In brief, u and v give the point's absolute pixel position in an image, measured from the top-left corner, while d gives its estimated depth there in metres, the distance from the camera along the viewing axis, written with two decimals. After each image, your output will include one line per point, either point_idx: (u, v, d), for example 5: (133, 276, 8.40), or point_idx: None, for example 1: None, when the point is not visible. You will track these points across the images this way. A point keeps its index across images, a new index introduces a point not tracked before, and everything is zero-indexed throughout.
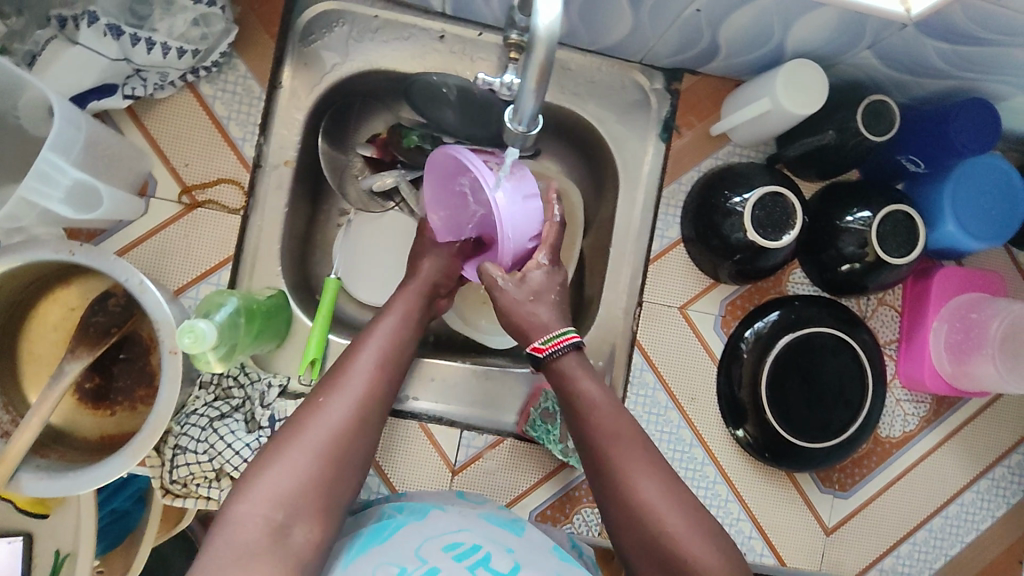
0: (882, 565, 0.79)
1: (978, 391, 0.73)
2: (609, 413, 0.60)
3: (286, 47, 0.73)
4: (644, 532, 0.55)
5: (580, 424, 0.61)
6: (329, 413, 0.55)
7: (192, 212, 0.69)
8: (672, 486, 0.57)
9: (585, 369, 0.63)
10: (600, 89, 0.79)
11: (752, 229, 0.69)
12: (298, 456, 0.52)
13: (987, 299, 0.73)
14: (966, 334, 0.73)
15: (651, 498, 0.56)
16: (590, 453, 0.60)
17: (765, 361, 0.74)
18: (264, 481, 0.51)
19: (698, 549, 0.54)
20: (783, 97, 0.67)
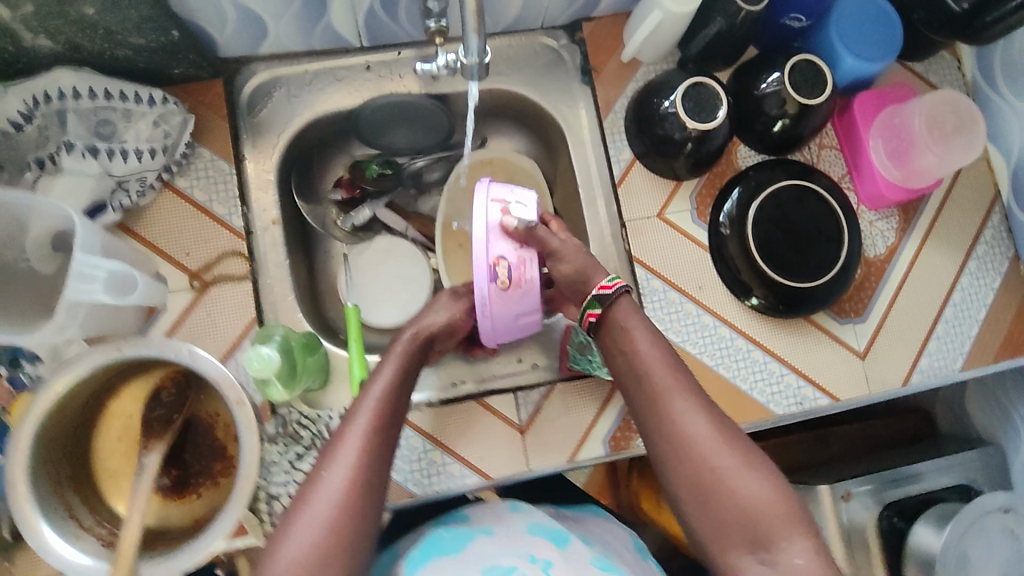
0: (921, 367, 0.86)
1: (931, 181, 0.83)
2: (660, 365, 0.64)
3: (239, 123, 0.79)
4: (696, 468, 0.59)
5: (640, 384, 0.65)
6: (335, 471, 0.57)
7: (207, 291, 0.74)
8: (724, 433, 0.60)
9: (639, 316, 0.68)
10: (518, 63, 0.88)
11: (689, 121, 0.77)
12: (314, 512, 0.55)
13: (902, 104, 0.83)
14: (901, 139, 0.82)
15: (707, 447, 0.59)
16: (645, 403, 0.65)
17: (747, 230, 0.81)
18: (302, 519, 0.55)
19: (758, 502, 0.57)
20: (667, 3, 0.77)
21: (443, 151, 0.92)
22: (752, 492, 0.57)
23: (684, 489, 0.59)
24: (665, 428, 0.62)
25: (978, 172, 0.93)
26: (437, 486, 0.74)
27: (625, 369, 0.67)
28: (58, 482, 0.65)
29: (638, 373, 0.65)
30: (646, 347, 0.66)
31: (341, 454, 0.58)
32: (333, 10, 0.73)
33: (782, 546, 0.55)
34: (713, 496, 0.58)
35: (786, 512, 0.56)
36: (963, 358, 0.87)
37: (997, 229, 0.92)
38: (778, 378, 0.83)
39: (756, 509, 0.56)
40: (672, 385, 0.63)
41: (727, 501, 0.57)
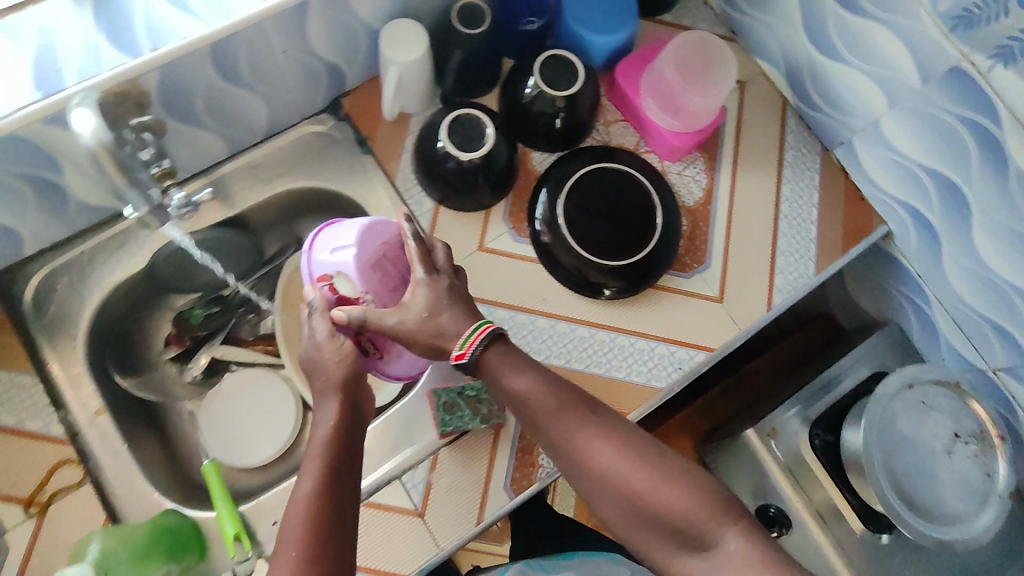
0: (779, 288, 0.87)
1: (710, 117, 0.85)
2: (551, 404, 0.63)
3: (27, 330, 0.76)
4: (616, 488, 0.59)
5: (535, 423, 0.64)
6: None
7: (46, 512, 0.69)
8: (628, 447, 0.60)
9: (512, 366, 0.65)
10: (294, 160, 0.86)
11: (461, 154, 0.78)
12: None
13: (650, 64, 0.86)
14: (664, 92, 0.84)
15: (619, 469, 0.59)
16: (553, 443, 0.63)
17: (563, 231, 0.82)
18: None
19: (683, 508, 0.57)
20: (394, 56, 0.77)
21: (263, 267, 0.90)
22: (675, 501, 0.57)
23: (612, 512, 0.59)
24: (580, 467, 0.61)
25: (761, 89, 0.96)
26: None
27: (522, 415, 0.65)
28: None
29: (529, 413, 0.64)
30: (529, 390, 0.63)
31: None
32: (74, 186, 0.71)
33: (715, 544, 0.56)
34: (638, 514, 0.58)
35: (712, 508, 0.57)
36: (814, 262, 0.89)
37: (797, 132, 0.95)
38: (651, 354, 0.83)
39: (679, 515, 0.57)
40: (581, 423, 0.62)
41: (650, 515, 0.58)
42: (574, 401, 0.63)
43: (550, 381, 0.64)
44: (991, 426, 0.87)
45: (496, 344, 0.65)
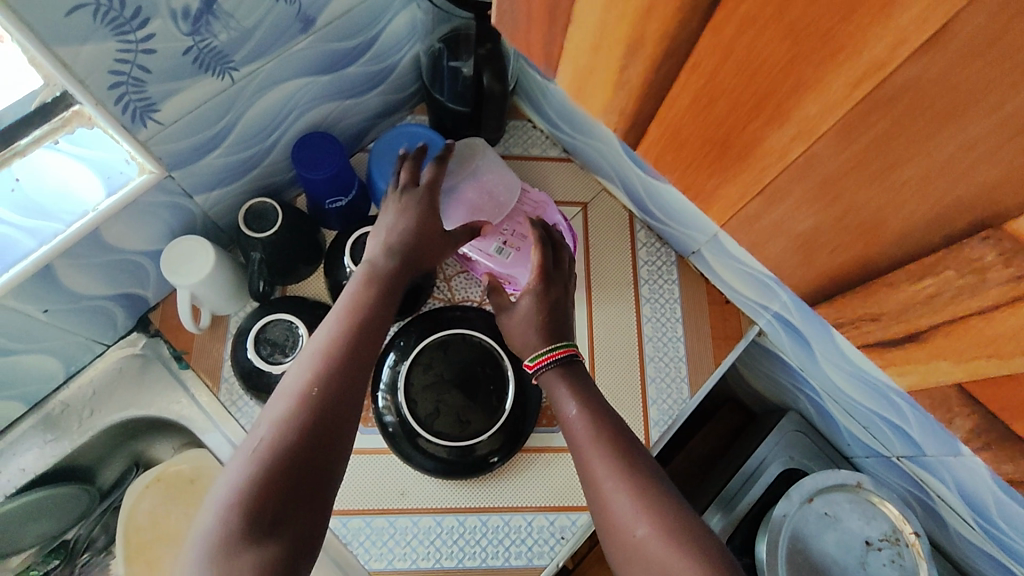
0: (654, 420, 0.83)
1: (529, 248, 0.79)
2: (586, 437, 0.63)
3: None
4: (625, 552, 0.57)
5: (577, 449, 0.64)
6: (284, 386, 0.54)
7: None
8: (645, 492, 0.58)
9: (572, 379, 0.68)
10: (112, 388, 0.80)
11: (273, 367, 0.74)
12: (270, 408, 0.53)
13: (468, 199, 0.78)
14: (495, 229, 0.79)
15: (625, 517, 0.57)
16: (585, 479, 0.62)
17: (410, 415, 0.76)
18: (253, 432, 0.52)
19: (677, 563, 0.54)
20: (184, 279, 0.71)
21: (104, 494, 0.85)
22: (668, 557, 0.54)
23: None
24: (604, 522, 0.59)
25: (604, 206, 0.93)
26: None
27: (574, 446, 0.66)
28: None
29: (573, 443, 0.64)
30: (581, 418, 0.65)
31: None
32: None
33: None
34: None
35: None
36: (687, 383, 0.85)
37: (649, 244, 0.91)
38: (530, 529, 0.77)
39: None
40: (591, 448, 0.62)
41: None
42: (614, 437, 0.63)
43: (607, 411, 0.66)
44: (904, 522, 0.81)
45: (554, 369, 0.70)
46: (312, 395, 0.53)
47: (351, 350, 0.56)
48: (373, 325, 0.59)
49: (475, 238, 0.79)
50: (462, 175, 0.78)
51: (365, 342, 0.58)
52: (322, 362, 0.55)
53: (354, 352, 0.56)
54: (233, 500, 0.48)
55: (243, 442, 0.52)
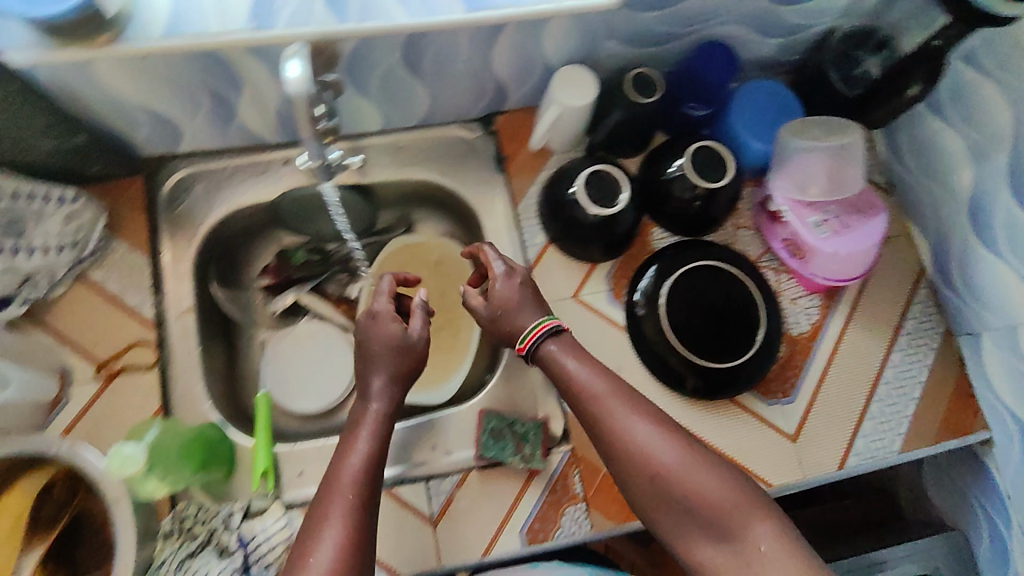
0: (856, 449, 0.84)
1: (838, 237, 0.80)
2: (601, 390, 0.69)
3: (157, 218, 0.81)
4: (647, 487, 0.64)
5: (571, 397, 0.70)
6: (343, 469, 0.65)
7: (111, 381, 0.74)
8: (660, 432, 0.65)
9: (571, 349, 0.72)
10: (435, 153, 0.90)
11: (591, 207, 0.79)
12: (342, 489, 0.63)
13: (819, 168, 0.81)
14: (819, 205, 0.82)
15: (646, 448, 0.64)
16: (590, 424, 0.68)
17: (661, 313, 0.82)
18: (319, 518, 0.61)
19: (702, 492, 0.62)
20: (562, 98, 0.78)
21: (371, 234, 0.94)
22: (703, 483, 0.63)
23: (662, 521, 0.64)
24: (612, 451, 0.66)
25: (901, 250, 0.93)
26: None
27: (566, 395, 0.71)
28: None
29: (566, 392, 0.70)
30: (580, 369, 0.70)
31: (327, 526, 0.60)
32: (242, 112, 0.76)
33: (742, 534, 0.61)
34: (669, 506, 0.64)
35: (734, 498, 0.62)
36: (901, 439, 0.84)
37: (925, 305, 0.91)
38: None
39: (706, 501, 0.62)
40: (602, 393, 0.68)
41: (690, 509, 0.63)
42: (610, 383, 0.69)
43: (596, 376, 0.70)
44: None
45: (551, 334, 0.72)
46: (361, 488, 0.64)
47: (373, 469, 0.66)
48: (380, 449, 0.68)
49: (800, 206, 0.82)
50: (816, 147, 0.81)
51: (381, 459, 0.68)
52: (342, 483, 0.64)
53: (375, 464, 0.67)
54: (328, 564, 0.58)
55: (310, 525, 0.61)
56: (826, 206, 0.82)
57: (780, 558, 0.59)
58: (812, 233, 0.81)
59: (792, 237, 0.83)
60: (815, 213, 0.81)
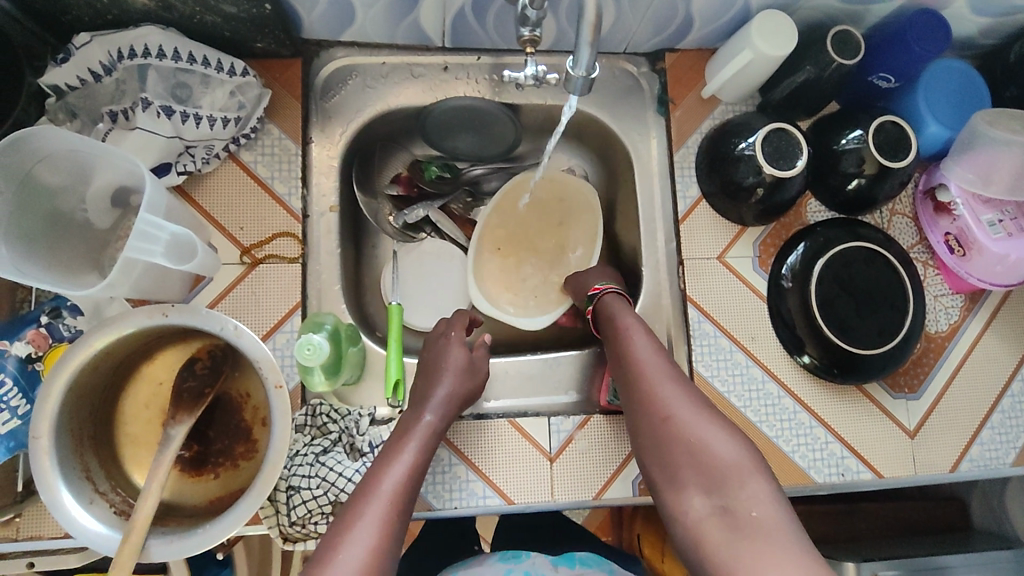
0: (970, 455, 0.82)
1: (1014, 241, 0.78)
2: (651, 355, 0.67)
3: (310, 106, 0.78)
4: (660, 436, 0.63)
5: (614, 352, 0.70)
6: (384, 483, 0.59)
7: (256, 268, 0.73)
8: (684, 394, 0.64)
9: (628, 309, 0.73)
10: (595, 84, 0.85)
11: (765, 166, 0.75)
12: (365, 512, 0.57)
13: (1012, 165, 0.77)
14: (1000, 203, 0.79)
15: (667, 399, 0.64)
16: (630, 377, 0.67)
17: (810, 288, 0.79)
18: (349, 525, 0.56)
19: (708, 448, 0.60)
20: (760, 45, 0.74)
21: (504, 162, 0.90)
22: (716, 443, 0.60)
23: (661, 470, 0.62)
24: (637, 404, 0.66)
25: None
26: (458, 502, 0.72)
27: (612, 350, 0.71)
28: (79, 439, 0.62)
29: (616, 344, 0.70)
30: (633, 326, 0.70)
31: (355, 535, 0.55)
32: (423, 7, 0.72)
33: (732, 492, 0.57)
34: (674, 455, 0.61)
35: (738, 461, 0.59)
36: (1016, 453, 0.83)
37: None
38: (821, 445, 0.80)
39: (710, 457, 0.60)
40: (646, 353, 0.67)
41: (691, 460, 0.60)
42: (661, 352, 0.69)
43: (651, 342, 0.69)
44: None
45: (617, 295, 0.75)
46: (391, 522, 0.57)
47: (407, 504, 0.60)
48: (415, 494, 0.62)
49: (975, 202, 0.80)
50: (1015, 140, 0.76)
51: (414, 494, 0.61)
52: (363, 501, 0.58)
53: (408, 501, 0.60)
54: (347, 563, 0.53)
55: (333, 532, 0.56)
56: (1008, 207, 0.79)
57: (777, 526, 0.54)
58: (986, 232, 0.79)
59: (961, 232, 0.81)
60: (994, 211, 0.79)
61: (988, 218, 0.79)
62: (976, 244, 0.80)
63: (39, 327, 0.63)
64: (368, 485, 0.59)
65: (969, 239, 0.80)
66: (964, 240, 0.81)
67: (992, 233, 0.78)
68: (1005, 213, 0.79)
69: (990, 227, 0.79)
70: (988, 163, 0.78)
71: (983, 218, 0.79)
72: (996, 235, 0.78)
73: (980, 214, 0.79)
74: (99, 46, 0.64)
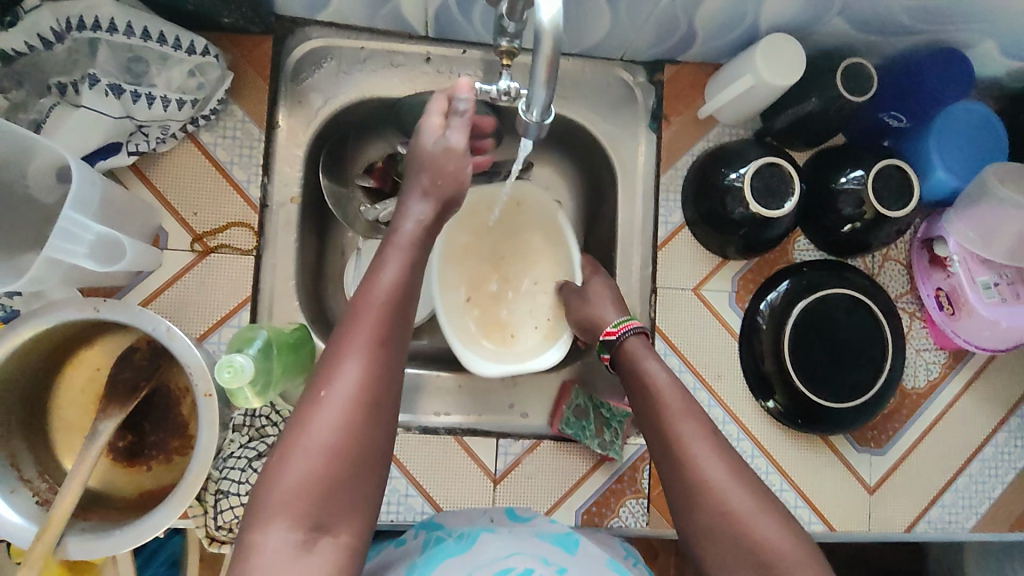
0: (929, 517, 0.80)
1: (1004, 309, 0.74)
2: (693, 431, 0.61)
3: (279, 89, 0.74)
4: (716, 528, 0.57)
5: (652, 414, 0.64)
6: (335, 399, 0.49)
7: (206, 257, 0.70)
8: (731, 472, 0.59)
9: (652, 353, 0.68)
10: (587, 89, 0.80)
11: (752, 201, 0.70)
12: (319, 429, 0.48)
13: (1016, 228, 0.72)
14: (997, 266, 0.75)
15: (718, 483, 0.58)
16: (667, 449, 0.62)
17: (784, 333, 0.75)
18: (294, 454, 0.48)
19: (774, 543, 0.55)
20: (763, 71, 0.68)
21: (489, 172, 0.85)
22: (768, 528, 0.56)
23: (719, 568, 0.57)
24: (680, 479, 0.60)
25: None
26: (394, 516, 0.71)
27: (642, 407, 0.66)
28: (6, 424, 0.60)
29: (656, 411, 0.64)
30: (666, 387, 0.65)
31: (349, 357, 0.51)
32: None
33: None
34: (733, 554, 0.56)
35: (795, 548, 0.55)
36: (976, 519, 0.81)
37: None
38: (776, 492, 0.78)
39: (774, 554, 0.55)
40: (691, 431, 0.61)
41: (744, 552, 0.56)
42: (699, 416, 0.63)
43: (694, 410, 0.63)
44: None
45: (640, 337, 0.70)
46: (339, 431, 0.49)
47: (369, 401, 0.50)
48: (390, 385, 0.52)
49: (972, 260, 0.76)
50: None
51: (385, 389, 0.51)
52: (313, 414, 0.49)
53: (372, 398, 0.50)
54: (290, 503, 0.46)
55: (273, 458, 0.48)
56: (1005, 271, 0.75)
57: None
58: (977, 295, 0.75)
59: (951, 291, 0.77)
60: (990, 273, 0.75)
61: (981, 281, 0.75)
62: (965, 306, 0.76)
63: None
64: (318, 384, 0.50)
65: (959, 300, 0.76)
66: (954, 299, 0.77)
67: (984, 297, 0.75)
68: (999, 276, 0.75)
69: (982, 290, 0.75)
70: (992, 221, 0.73)
71: (977, 279, 0.75)
72: (988, 299, 0.75)
73: (975, 275, 0.75)
74: (49, 12, 0.59)
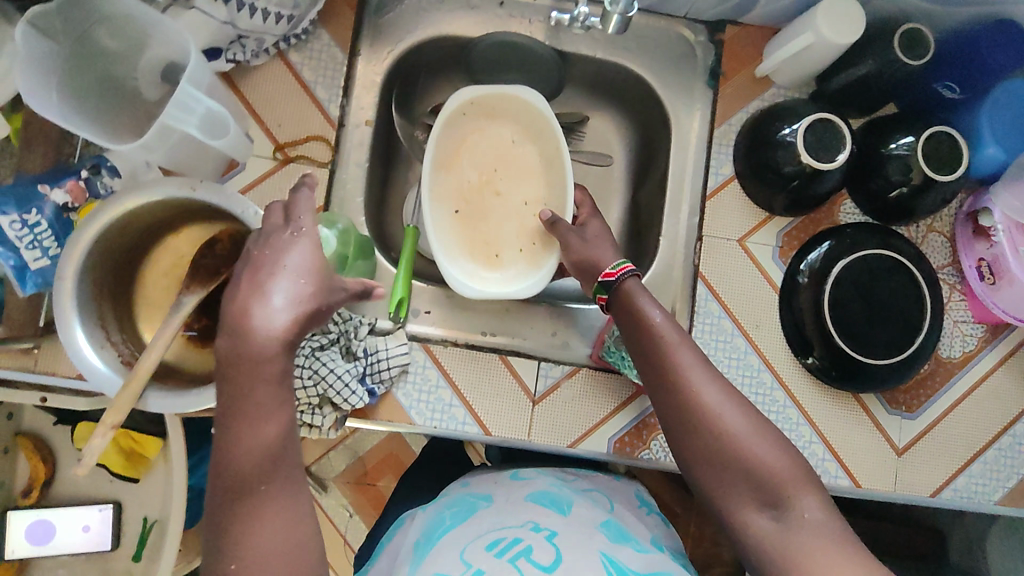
0: (955, 485, 0.81)
1: None
2: (693, 363, 0.62)
3: (364, 19, 0.80)
4: (713, 451, 0.59)
5: (648, 350, 0.64)
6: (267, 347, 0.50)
7: (286, 165, 0.75)
8: (732, 402, 0.60)
9: (647, 294, 0.68)
10: (649, 44, 0.84)
11: (805, 154, 0.73)
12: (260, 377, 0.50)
13: None
14: None
15: (717, 409, 0.59)
16: (665, 380, 0.62)
17: (825, 289, 0.77)
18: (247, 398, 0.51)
19: (769, 464, 0.57)
20: (825, 28, 0.71)
21: None
22: (766, 451, 0.58)
23: (712, 485, 0.59)
24: (680, 409, 0.60)
25: None
26: (437, 423, 0.75)
27: (638, 343, 0.65)
28: (99, 290, 0.66)
29: (652, 348, 0.63)
30: (662, 323, 0.64)
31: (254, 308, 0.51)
32: None
33: (794, 502, 0.56)
34: (730, 471, 0.58)
35: (795, 470, 0.57)
36: (1003, 492, 0.81)
37: None
38: (805, 443, 0.80)
39: (773, 473, 0.57)
40: (691, 362, 0.61)
41: (744, 472, 0.57)
42: (696, 353, 0.63)
43: (689, 348, 0.63)
44: None
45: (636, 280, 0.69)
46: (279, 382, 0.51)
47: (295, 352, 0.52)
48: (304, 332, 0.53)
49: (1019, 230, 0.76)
50: None
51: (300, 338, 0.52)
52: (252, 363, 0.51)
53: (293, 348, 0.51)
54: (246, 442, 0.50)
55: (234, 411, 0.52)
56: None
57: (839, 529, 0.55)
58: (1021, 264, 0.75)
59: (996, 260, 0.78)
60: None
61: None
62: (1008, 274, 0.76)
63: (79, 179, 0.67)
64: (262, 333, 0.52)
65: (1002, 269, 0.77)
66: (997, 267, 0.78)
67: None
68: None
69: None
70: None
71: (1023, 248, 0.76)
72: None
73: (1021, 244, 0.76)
74: None
